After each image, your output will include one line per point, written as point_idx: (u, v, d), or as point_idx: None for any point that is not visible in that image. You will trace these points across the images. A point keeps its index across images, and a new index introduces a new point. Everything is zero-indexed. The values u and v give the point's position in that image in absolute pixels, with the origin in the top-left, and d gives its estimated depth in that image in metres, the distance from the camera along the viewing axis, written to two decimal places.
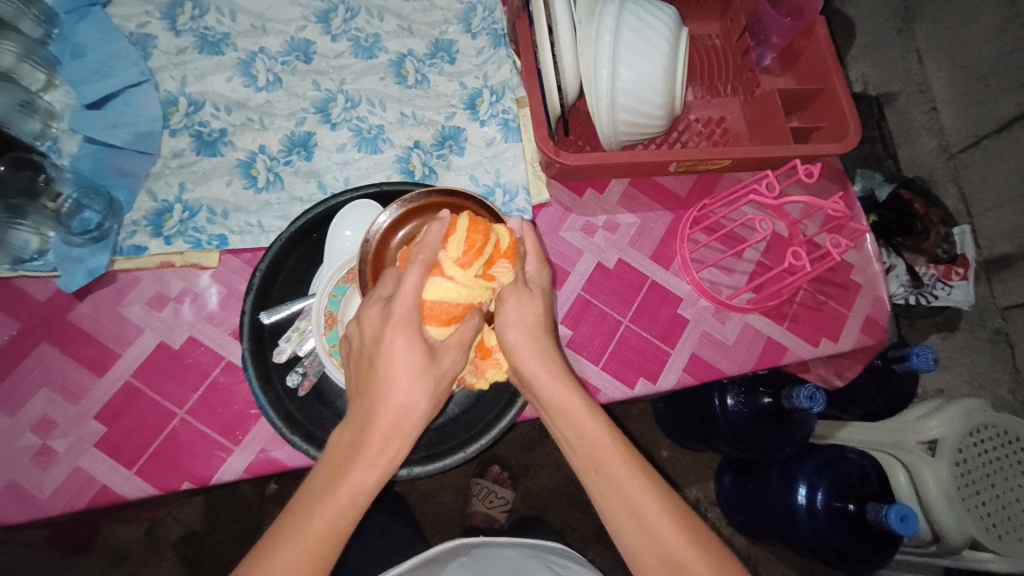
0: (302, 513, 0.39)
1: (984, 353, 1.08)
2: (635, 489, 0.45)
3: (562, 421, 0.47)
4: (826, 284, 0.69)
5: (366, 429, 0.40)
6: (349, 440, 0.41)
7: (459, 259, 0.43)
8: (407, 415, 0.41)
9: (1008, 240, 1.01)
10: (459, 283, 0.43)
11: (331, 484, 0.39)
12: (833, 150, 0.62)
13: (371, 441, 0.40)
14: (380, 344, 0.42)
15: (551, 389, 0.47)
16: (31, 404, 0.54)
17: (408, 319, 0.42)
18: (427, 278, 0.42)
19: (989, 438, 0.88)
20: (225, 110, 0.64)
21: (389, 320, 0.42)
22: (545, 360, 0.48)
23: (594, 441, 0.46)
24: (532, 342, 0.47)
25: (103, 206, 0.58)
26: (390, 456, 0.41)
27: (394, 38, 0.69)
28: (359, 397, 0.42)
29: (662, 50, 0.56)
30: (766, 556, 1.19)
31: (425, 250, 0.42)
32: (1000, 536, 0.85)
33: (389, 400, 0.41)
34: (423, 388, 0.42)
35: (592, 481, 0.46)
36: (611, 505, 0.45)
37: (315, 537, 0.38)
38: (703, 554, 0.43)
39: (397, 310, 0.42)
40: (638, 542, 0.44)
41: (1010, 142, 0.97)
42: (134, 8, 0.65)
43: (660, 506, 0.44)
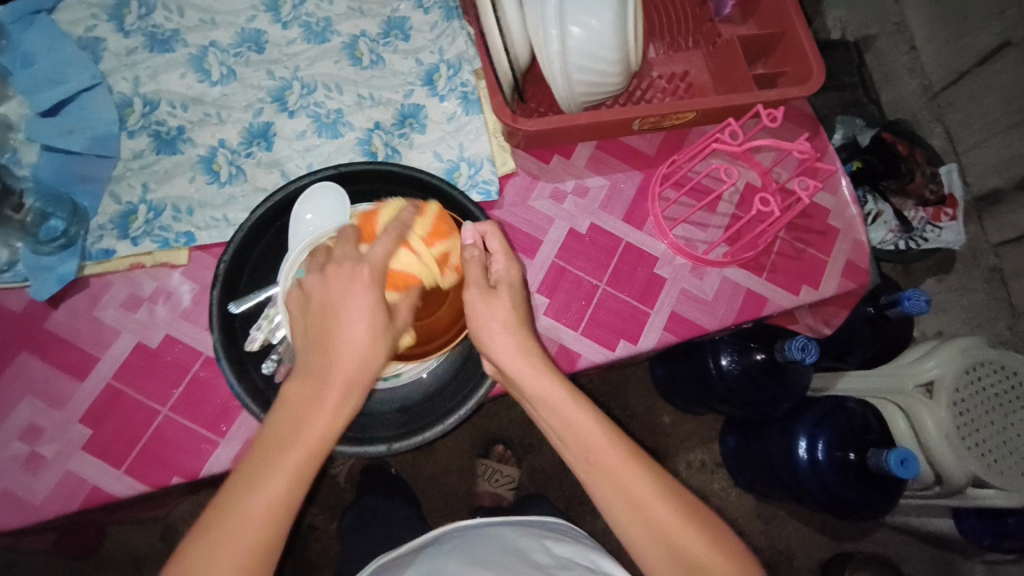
0: (269, 460, 0.40)
1: (980, 292, 1.07)
2: (623, 473, 0.45)
3: (546, 411, 0.48)
4: (803, 231, 0.68)
5: (327, 379, 0.43)
6: (308, 388, 0.43)
7: (425, 238, 0.49)
8: (366, 367, 0.44)
9: (997, 175, 0.99)
10: (422, 259, 0.48)
11: (294, 435, 0.41)
12: (798, 93, 0.61)
13: (333, 391, 0.42)
14: (342, 296, 0.44)
15: (534, 381, 0.48)
16: (18, 412, 0.55)
17: (374, 278, 0.45)
18: (394, 250, 0.47)
19: (986, 374, 0.87)
20: (181, 107, 0.64)
21: (352, 276, 0.45)
22: (521, 353, 0.48)
23: (579, 430, 0.47)
24: (508, 337, 0.48)
25: (67, 213, 0.58)
26: (349, 405, 0.43)
27: (346, 20, 0.68)
28: (317, 346, 0.44)
29: (612, 4, 0.54)
30: (775, 513, 1.19)
31: (400, 225, 0.47)
32: (1002, 471, 0.85)
33: (349, 349, 0.43)
34: (377, 343, 0.44)
35: (585, 470, 0.47)
36: (600, 488, 0.46)
37: (284, 482, 0.40)
38: (684, 517, 0.44)
39: (367, 270, 0.45)
40: (629, 518, 0.45)
41: (990, 76, 0.95)
42: (80, 12, 0.65)
43: (640, 478, 0.45)
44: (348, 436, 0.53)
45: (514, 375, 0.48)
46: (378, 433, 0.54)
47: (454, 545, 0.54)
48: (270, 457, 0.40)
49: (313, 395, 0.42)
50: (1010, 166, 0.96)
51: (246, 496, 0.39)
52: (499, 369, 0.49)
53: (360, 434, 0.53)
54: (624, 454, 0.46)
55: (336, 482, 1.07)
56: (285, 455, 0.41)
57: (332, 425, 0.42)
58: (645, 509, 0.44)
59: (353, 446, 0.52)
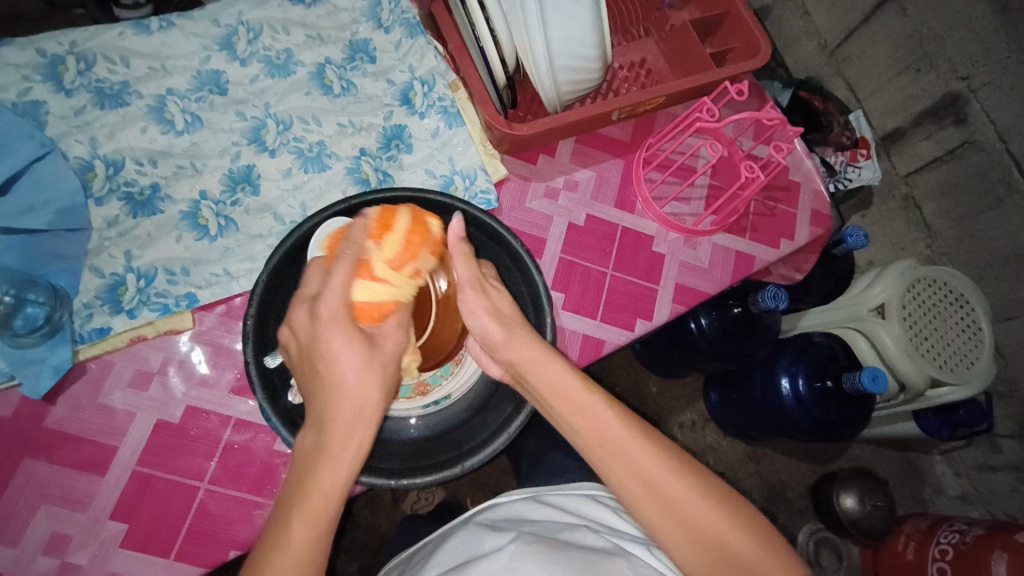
0: (279, 531, 0.40)
1: (899, 220, 1.13)
2: (668, 482, 0.46)
3: (559, 397, 0.49)
4: (771, 190, 0.75)
5: (323, 434, 0.42)
6: (309, 444, 0.42)
7: (391, 258, 0.47)
8: (361, 410, 0.43)
9: (898, 114, 1.05)
10: (390, 282, 0.46)
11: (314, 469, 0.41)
12: (751, 66, 0.67)
13: (331, 443, 0.42)
14: (316, 344, 0.43)
15: (539, 371, 0.49)
16: (35, 525, 0.50)
17: (337, 317, 0.43)
18: (353, 279, 0.45)
19: (924, 288, 0.97)
20: (149, 163, 0.60)
21: (318, 319, 0.43)
22: (531, 342, 0.50)
23: (593, 419, 0.48)
24: (549, 370, 0.49)
25: (46, 297, 0.53)
26: (352, 454, 0.42)
27: (308, 49, 0.66)
28: (310, 400, 0.44)
29: (587, 4, 0.57)
30: (766, 454, 1.28)
31: (352, 246, 0.46)
32: (953, 369, 0.96)
33: (346, 397, 0.43)
34: (371, 378, 0.44)
35: (594, 455, 0.48)
36: (613, 473, 0.47)
37: (297, 550, 0.39)
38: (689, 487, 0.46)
39: (326, 309, 0.43)
40: (638, 499, 0.46)
41: (877, 30, 1.03)
42: (8, 75, 0.58)
43: (652, 458, 0.47)
44: (422, 464, 0.52)
45: (523, 367, 0.49)
46: (446, 456, 0.52)
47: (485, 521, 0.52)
48: (277, 531, 0.40)
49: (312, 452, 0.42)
50: (907, 106, 1.03)
51: (262, 570, 0.39)
52: (508, 365, 0.51)
53: (428, 462, 0.52)
54: (642, 439, 0.48)
55: (351, 518, 1.03)
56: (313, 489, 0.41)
57: (338, 474, 0.41)
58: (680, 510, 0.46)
59: (428, 475, 0.50)
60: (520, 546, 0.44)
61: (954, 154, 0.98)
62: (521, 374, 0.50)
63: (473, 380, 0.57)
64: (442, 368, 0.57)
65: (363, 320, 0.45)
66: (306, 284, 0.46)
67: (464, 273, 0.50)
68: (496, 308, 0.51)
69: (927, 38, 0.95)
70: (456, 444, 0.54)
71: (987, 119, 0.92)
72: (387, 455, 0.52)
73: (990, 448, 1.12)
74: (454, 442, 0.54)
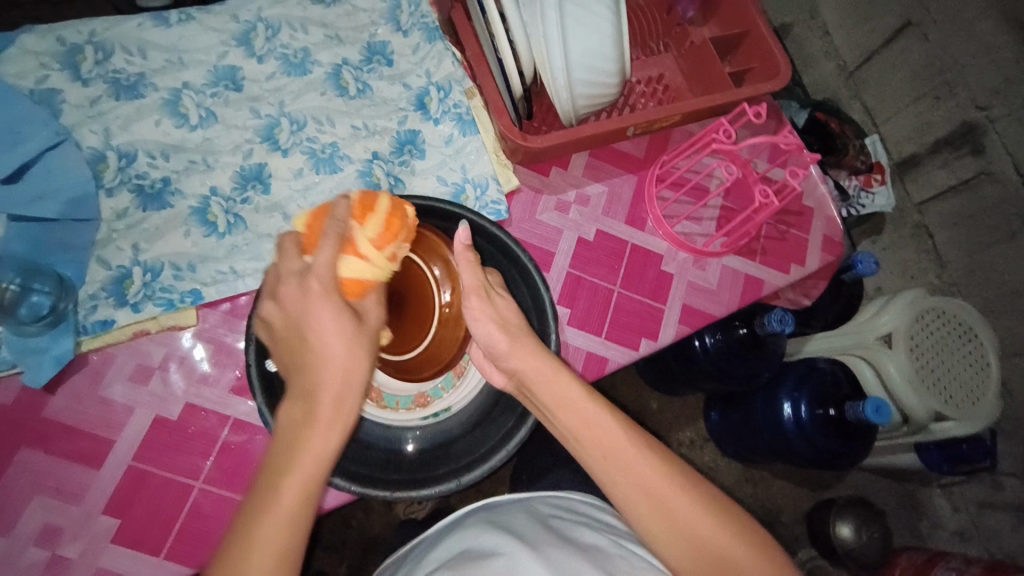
0: (263, 499, 0.37)
1: (909, 247, 1.12)
2: (671, 494, 0.45)
3: (558, 395, 0.48)
4: (784, 215, 0.74)
5: (312, 403, 0.39)
6: (297, 414, 0.40)
7: (374, 237, 0.44)
8: (351, 380, 0.41)
9: (914, 140, 1.04)
10: (373, 263, 0.44)
11: (298, 442, 0.39)
12: (770, 88, 0.66)
13: (320, 412, 0.39)
14: (304, 316, 0.41)
15: (544, 381, 0.48)
16: (29, 516, 0.50)
17: (326, 289, 0.41)
18: (339, 257, 0.42)
19: (933, 319, 0.96)
20: (161, 156, 0.59)
21: (308, 292, 0.41)
22: (534, 354, 0.49)
23: (589, 421, 0.47)
24: (552, 380, 0.49)
25: (53, 286, 0.53)
26: (342, 425, 0.40)
27: (325, 49, 0.66)
28: (295, 370, 0.41)
29: (609, 20, 0.57)
30: (762, 475, 1.27)
31: (337, 223, 0.42)
32: (957, 404, 0.94)
33: (331, 364, 0.40)
34: (360, 352, 0.41)
35: (590, 458, 0.47)
36: (610, 476, 0.46)
37: (284, 517, 0.36)
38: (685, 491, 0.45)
39: (316, 282, 0.41)
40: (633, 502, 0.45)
41: (899, 54, 1.01)
42: (26, 61, 0.58)
43: (648, 461, 0.46)
44: (417, 477, 0.52)
45: (525, 376, 0.49)
46: (443, 470, 0.52)
47: (483, 517, 0.50)
48: (261, 498, 0.37)
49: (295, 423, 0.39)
50: (924, 132, 1.02)
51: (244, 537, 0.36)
52: (512, 374, 0.51)
53: (424, 476, 0.52)
54: (645, 450, 0.46)
55: (343, 518, 1.02)
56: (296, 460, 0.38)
57: (328, 446, 0.39)
58: (682, 525, 0.44)
59: (424, 490, 0.50)
60: (521, 550, 0.42)
61: (969, 184, 0.97)
62: (524, 383, 0.50)
63: (473, 394, 0.56)
64: (443, 381, 0.56)
65: (350, 295, 0.44)
66: (283, 258, 0.43)
67: (469, 278, 0.49)
68: (500, 315, 0.50)
69: (948, 65, 0.94)
70: (453, 456, 0.54)
71: (1004, 150, 0.91)
72: (384, 465, 0.52)
73: (990, 483, 1.10)
74: (451, 456, 0.54)
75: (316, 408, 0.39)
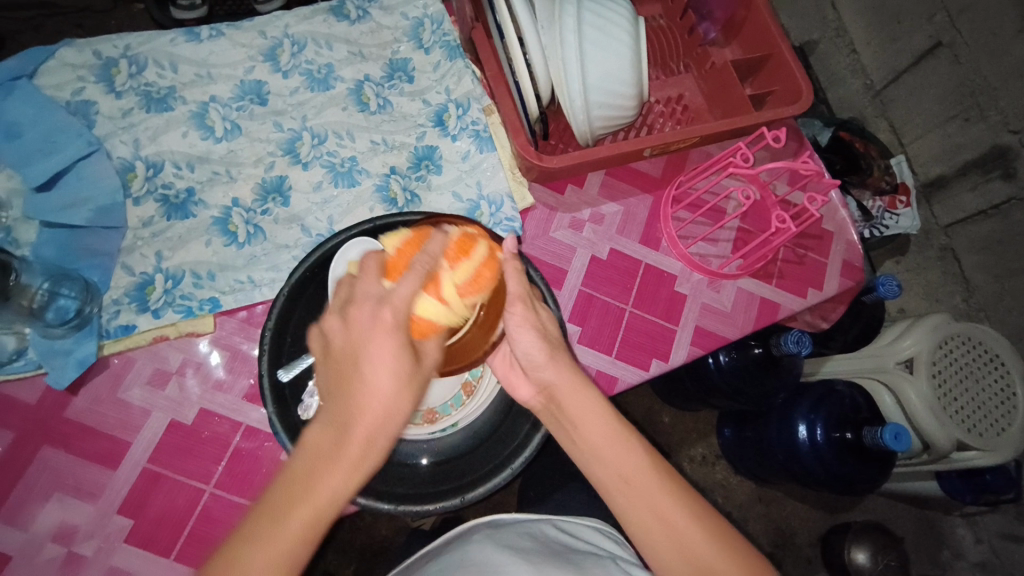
0: (271, 520, 0.37)
1: (935, 269, 1.09)
2: (681, 520, 0.44)
3: (589, 415, 0.46)
4: (803, 238, 0.73)
5: (345, 438, 0.38)
6: (325, 445, 0.39)
7: (461, 282, 0.43)
8: (388, 423, 0.40)
9: (942, 162, 1.02)
10: (449, 309, 0.42)
11: (322, 474, 0.38)
12: (791, 112, 0.66)
13: (353, 447, 0.38)
14: (362, 344, 0.40)
15: (574, 399, 0.47)
16: (47, 512, 0.51)
17: (395, 322, 0.40)
18: (417, 293, 0.41)
19: (957, 346, 0.92)
20: (187, 167, 0.61)
21: (376, 321, 0.40)
22: (569, 368, 0.48)
23: (611, 447, 0.45)
24: (578, 400, 0.47)
25: (79, 290, 0.55)
26: (367, 469, 0.39)
27: (349, 65, 0.67)
28: (335, 396, 0.40)
29: (625, 44, 0.58)
30: (776, 496, 1.24)
31: (427, 259, 0.42)
32: (982, 434, 0.91)
33: (371, 405, 0.39)
34: (403, 396, 0.40)
35: (610, 485, 0.45)
36: (634, 511, 0.44)
37: (291, 537, 0.37)
38: (708, 532, 0.43)
39: (386, 312, 0.40)
40: (657, 546, 0.43)
41: (927, 74, 0.98)
42: (64, 74, 0.61)
43: (660, 486, 0.44)
44: (421, 491, 0.52)
45: (558, 392, 0.47)
46: (445, 488, 0.53)
47: (488, 533, 0.49)
48: (266, 520, 0.37)
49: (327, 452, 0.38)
50: (952, 155, 0.99)
51: (245, 548, 0.36)
52: (542, 386, 0.49)
53: (429, 490, 0.52)
54: (659, 477, 0.45)
55: (352, 521, 1.02)
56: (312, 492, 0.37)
57: (345, 488, 0.38)
58: (694, 559, 0.43)
59: (423, 505, 0.51)
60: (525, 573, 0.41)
61: (1000, 209, 0.94)
62: (555, 400, 0.48)
63: (482, 410, 0.56)
64: (452, 398, 0.56)
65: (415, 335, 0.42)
66: (362, 278, 0.43)
67: (514, 284, 0.47)
68: (537, 325, 0.48)
69: (979, 87, 0.91)
70: (454, 475, 0.54)
71: None
72: (393, 479, 0.53)
73: (1015, 516, 1.06)
74: (454, 472, 0.54)
75: (356, 447, 0.39)
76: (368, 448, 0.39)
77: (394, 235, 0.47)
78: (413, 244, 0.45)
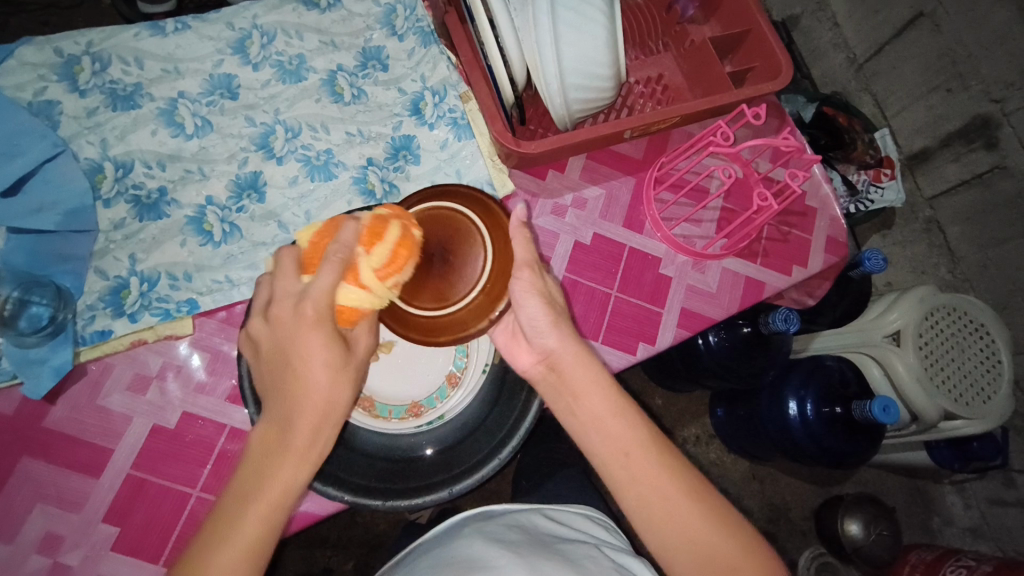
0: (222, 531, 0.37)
1: (921, 242, 1.09)
2: (678, 501, 0.43)
3: (582, 407, 0.45)
4: (787, 215, 0.73)
5: (287, 433, 0.39)
6: (270, 443, 0.39)
7: (380, 267, 0.42)
8: (329, 414, 0.40)
9: (925, 134, 1.01)
10: (372, 293, 0.42)
11: (266, 476, 0.38)
12: (771, 88, 0.65)
13: (295, 443, 0.39)
14: (292, 342, 0.40)
15: (580, 370, 0.45)
16: (31, 523, 0.51)
17: (321, 320, 0.40)
18: (337, 286, 0.41)
19: (943, 317, 0.93)
20: (158, 166, 0.60)
21: (299, 321, 0.40)
22: (572, 337, 0.47)
23: (607, 423, 0.45)
24: (580, 370, 0.45)
25: (51, 297, 0.54)
26: (313, 459, 0.40)
27: (320, 55, 0.66)
28: (275, 395, 0.41)
29: (601, 23, 0.56)
30: (769, 472, 1.26)
31: (341, 248, 0.40)
32: (969, 403, 0.92)
33: (306, 401, 0.40)
34: (342, 383, 0.41)
35: (608, 463, 0.44)
36: (634, 485, 0.44)
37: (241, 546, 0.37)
38: (703, 510, 0.44)
39: (311, 310, 0.40)
40: (658, 530, 0.43)
41: (908, 46, 0.98)
42: (25, 74, 0.59)
43: (659, 466, 0.44)
44: (411, 485, 0.52)
45: (562, 362, 0.46)
46: (437, 479, 0.53)
47: (478, 526, 0.49)
48: (223, 523, 0.37)
49: (272, 452, 0.39)
50: (935, 126, 0.99)
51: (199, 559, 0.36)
52: (544, 354, 0.47)
53: (417, 483, 0.52)
54: (656, 454, 0.44)
55: (348, 517, 1.03)
56: (254, 499, 0.38)
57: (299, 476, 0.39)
58: (690, 537, 0.42)
59: (411, 500, 0.51)
60: (514, 566, 0.41)
61: (983, 179, 0.94)
62: (559, 370, 0.46)
63: (469, 401, 0.56)
64: (436, 392, 0.56)
65: (341, 324, 0.42)
66: (281, 276, 0.42)
67: (522, 252, 0.46)
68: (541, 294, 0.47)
69: (961, 57, 0.90)
70: (446, 465, 0.54)
71: (1019, 144, 0.88)
72: (384, 473, 0.53)
73: (1003, 482, 1.08)
74: (444, 463, 0.54)
75: (298, 445, 0.39)
76: (309, 444, 0.39)
77: (308, 228, 0.45)
78: (325, 233, 0.43)
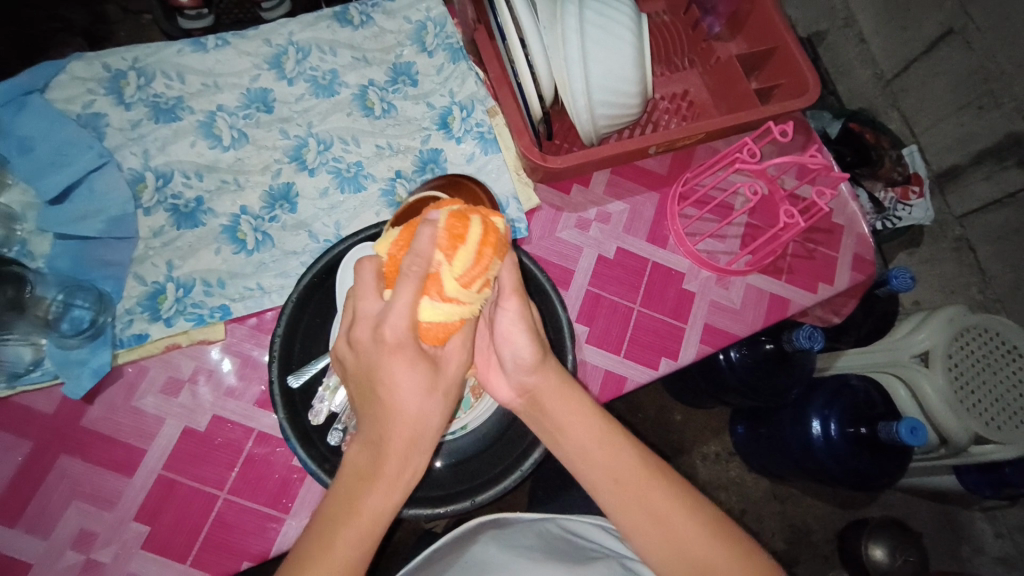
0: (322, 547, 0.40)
1: (950, 262, 1.07)
2: (683, 523, 0.43)
3: (568, 441, 0.46)
4: (812, 232, 0.72)
5: (381, 454, 0.41)
6: (365, 465, 0.41)
7: (463, 272, 0.41)
8: (421, 434, 0.42)
9: (955, 152, 1.00)
10: (451, 303, 0.41)
11: (362, 496, 0.40)
12: (797, 105, 0.65)
13: (390, 464, 0.41)
14: (380, 366, 0.41)
15: (561, 405, 0.46)
16: (66, 520, 0.52)
17: (405, 344, 0.40)
18: (419, 301, 0.40)
19: (972, 338, 0.91)
20: (196, 176, 0.62)
21: (383, 345, 0.40)
22: (557, 370, 0.47)
23: (607, 448, 0.45)
24: (561, 406, 0.46)
25: (92, 301, 0.56)
26: (406, 478, 0.42)
27: (352, 71, 0.68)
28: (367, 417, 0.42)
29: (628, 41, 0.57)
30: (791, 493, 1.23)
31: (419, 260, 0.39)
32: (1000, 428, 0.89)
33: (398, 424, 0.41)
34: (434, 404, 0.42)
35: (604, 490, 0.45)
36: (626, 515, 0.44)
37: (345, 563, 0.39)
38: (714, 533, 0.43)
39: (393, 335, 0.40)
40: (665, 556, 0.43)
41: (937, 63, 0.96)
42: (75, 88, 0.62)
43: (664, 492, 0.44)
44: (432, 493, 0.53)
45: (542, 395, 0.46)
46: (458, 488, 0.53)
47: (493, 534, 0.49)
48: (325, 536, 0.40)
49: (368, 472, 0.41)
50: (966, 144, 0.97)
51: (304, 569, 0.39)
52: (525, 388, 0.47)
53: (438, 492, 0.53)
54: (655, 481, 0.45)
55: None
56: (353, 517, 0.40)
57: (391, 497, 0.41)
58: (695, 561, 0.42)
59: (433, 508, 0.51)
60: None
61: (1015, 199, 0.93)
62: (539, 403, 0.47)
63: (492, 412, 0.56)
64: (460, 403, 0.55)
65: (428, 341, 0.42)
66: (363, 296, 0.42)
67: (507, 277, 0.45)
68: (533, 320, 0.47)
69: (993, 74, 0.89)
70: (466, 476, 0.54)
71: None
72: None
73: None
74: (465, 474, 0.54)
75: (393, 463, 0.41)
76: (402, 463, 0.41)
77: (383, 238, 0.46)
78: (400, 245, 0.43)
